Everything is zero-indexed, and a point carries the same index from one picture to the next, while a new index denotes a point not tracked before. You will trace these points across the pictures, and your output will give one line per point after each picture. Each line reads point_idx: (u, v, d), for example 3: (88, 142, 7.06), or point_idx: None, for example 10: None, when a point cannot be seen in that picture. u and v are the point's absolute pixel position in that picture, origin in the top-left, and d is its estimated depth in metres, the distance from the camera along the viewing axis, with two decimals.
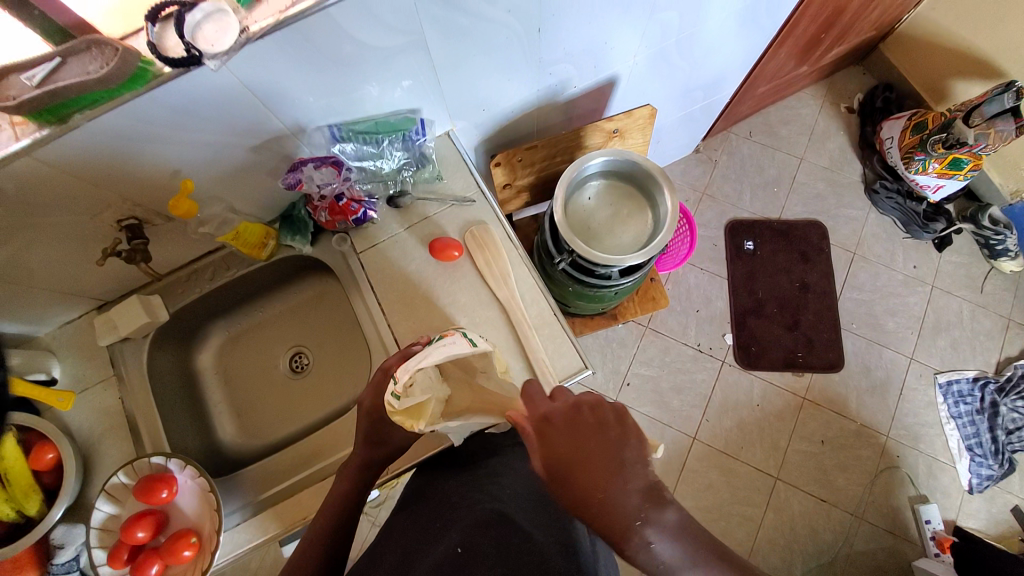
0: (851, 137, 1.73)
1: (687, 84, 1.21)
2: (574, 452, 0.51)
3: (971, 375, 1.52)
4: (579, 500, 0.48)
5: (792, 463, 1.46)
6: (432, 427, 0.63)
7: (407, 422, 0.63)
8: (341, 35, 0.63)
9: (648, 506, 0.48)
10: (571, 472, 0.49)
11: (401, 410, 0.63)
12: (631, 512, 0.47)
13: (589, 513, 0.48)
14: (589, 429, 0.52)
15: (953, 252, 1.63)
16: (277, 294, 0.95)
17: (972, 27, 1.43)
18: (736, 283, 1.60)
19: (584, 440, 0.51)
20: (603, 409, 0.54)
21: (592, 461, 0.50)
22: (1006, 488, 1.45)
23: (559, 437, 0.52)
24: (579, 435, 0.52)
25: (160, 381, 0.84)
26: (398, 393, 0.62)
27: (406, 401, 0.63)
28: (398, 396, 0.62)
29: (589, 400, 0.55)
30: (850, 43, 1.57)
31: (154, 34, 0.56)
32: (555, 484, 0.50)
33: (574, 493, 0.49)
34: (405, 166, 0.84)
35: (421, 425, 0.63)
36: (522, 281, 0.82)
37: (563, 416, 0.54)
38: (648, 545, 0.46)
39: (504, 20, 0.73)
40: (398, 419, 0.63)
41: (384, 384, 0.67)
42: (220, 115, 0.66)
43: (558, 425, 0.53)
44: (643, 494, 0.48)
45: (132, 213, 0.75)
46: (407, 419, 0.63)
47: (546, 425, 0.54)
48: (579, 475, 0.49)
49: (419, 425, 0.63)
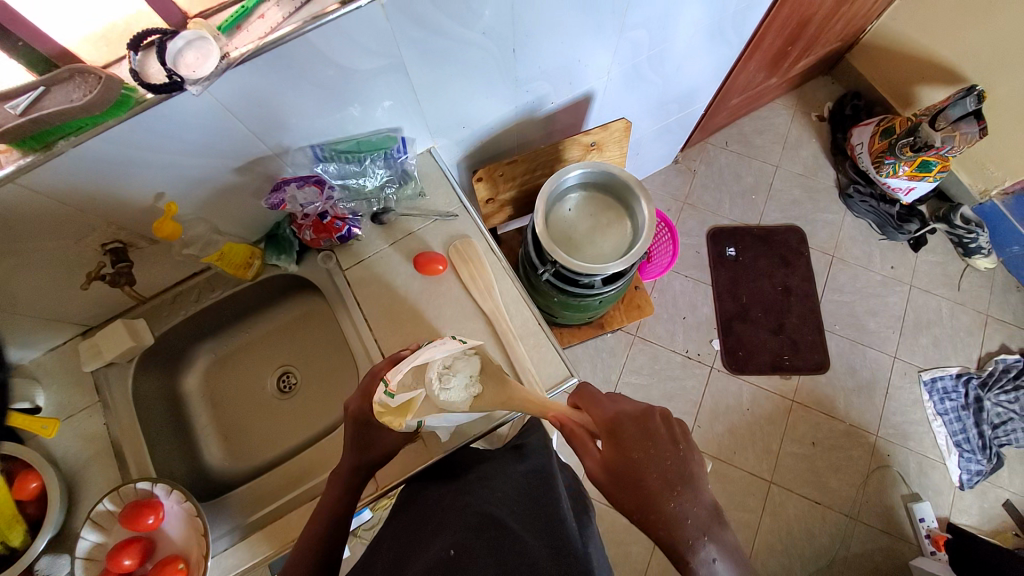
0: (823, 144, 1.79)
1: (662, 97, 1.25)
2: (643, 459, 0.53)
3: (954, 371, 1.55)
4: (642, 506, 0.51)
5: (784, 466, 1.46)
6: (421, 420, 0.65)
7: (394, 422, 0.64)
8: (321, 58, 0.65)
9: (713, 525, 0.50)
10: (637, 478, 0.52)
11: (390, 410, 0.65)
12: (696, 524, 0.49)
13: (652, 521, 0.50)
14: (660, 438, 0.55)
15: (928, 252, 1.67)
16: (264, 315, 0.96)
17: (932, 36, 1.50)
18: (720, 289, 1.62)
19: (654, 448, 0.54)
20: (673, 422, 0.56)
21: (663, 470, 0.52)
22: (996, 482, 1.47)
23: (631, 442, 0.55)
24: (650, 442, 0.54)
25: (145, 405, 0.83)
26: (390, 390, 0.65)
27: (396, 399, 0.65)
28: (389, 395, 0.65)
29: (660, 410, 0.57)
30: (817, 55, 1.63)
31: (137, 62, 0.58)
32: (618, 487, 0.53)
33: (640, 499, 0.51)
34: (388, 183, 0.86)
35: (411, 419, 0.64)
36: (506, 292, 0.83)
37: (634, 422, 0.57)
38: (710, 563, 0.48)
39: (479, 42, 0.76)
40: (387, 420, 0.64)
41: (371, 388, 0.67)
42: (205, 139, 0.68)
43: (631, 430, 0.56)
44: (708, 512, 0.50)
45: (117, 237, 0.75)
46: (397, 418, 0.65)
47: (618, 429, 0.57)
48: (646, 481, 0.52)
49: (408, 420, 0.64)
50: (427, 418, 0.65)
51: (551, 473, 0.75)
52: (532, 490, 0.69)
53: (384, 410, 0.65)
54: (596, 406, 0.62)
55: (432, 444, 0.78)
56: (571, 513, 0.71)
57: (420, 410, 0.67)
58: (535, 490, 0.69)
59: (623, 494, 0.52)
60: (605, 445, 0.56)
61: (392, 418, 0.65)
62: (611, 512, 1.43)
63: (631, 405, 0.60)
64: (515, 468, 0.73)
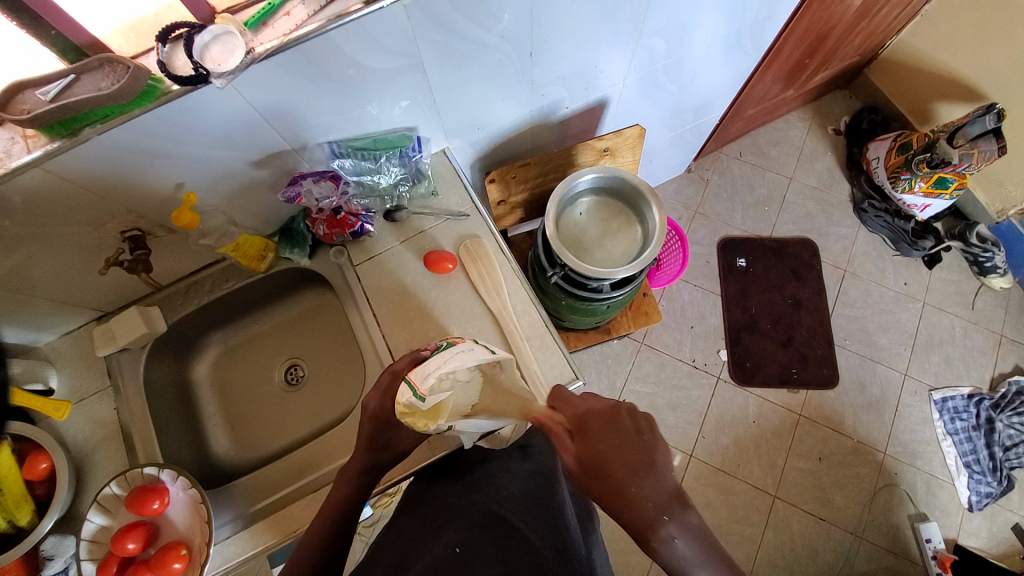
0: (838, 157, 1.78)
1: (678, 105, 1.25)
2: (608, 448, 0.54)
3: (965, 391, 1.52)
4: (609, 495, 0.51)
5: (789, 480, 1.45)
6: (449, 427, 0.62)
7: (420, 424, 0.63)
8: (343, 56, 0.66)
9: (675, 506, 0.50)
10: (603, 466, 0.52)
11: (416, 412, 0.63)
12: (658, 506, 0.50)
13: (619, 507, 0.50)
14: (626, 430, 0.55)
15: (942, 269, 1.65)
16: (274, 307, 0.97)
17: (954, 52, 1.49)
18: (730, 300, 1.61)
19: (620, 440, 0.54)
20: (639, 415, 0.57)
21: (626, 459, 0.53)
22: (1006, 506, 1.44)
23: (597, 435, 0.55)
24: (617, 434, 0.55)
25: (155, 392, 0.85)
26: (421, 396, 0.62)
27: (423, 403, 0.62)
28: (417, 397, 0.62)
29: (626, 404, 0.58)
30: (835, 68, 1.62)
31: (165, 54, 0.60)
32: (585, 479, 0.53)
33: (604, 486, 0.51)
34: (402, 181, 0.87)
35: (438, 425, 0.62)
36: (515, 293, 0.83)
37: (602, 416, 0.58)
38: (669, 540, 0.49)
39: (498, 45, 0.77)
40: (410, 421, 0.63)
41: (394, 387, 0.67)
42: (225, 132, 0.69)
43: (598, 426, 0.57)
44: (671, 494, 0.51)
45: (135, 225, 0.77)
46: (422, 420, 0.63)
47: (587, 424, 0.57)
48: (610, 471, 0.52)
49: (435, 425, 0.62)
50: (456, 426, 0.62)
51: (556, 476, 0.76)
52: (537, 491, 0.70)
53: (408, 410, 0.63)
54: (567, 405, 0.63)
55: (438, 440, 0.78)
56: (575, 518, 0.71)
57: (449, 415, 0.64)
58: (542, 492, 0.70)
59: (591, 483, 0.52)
60: (573, 439, 0.57)
61: (415, 419, 0.63)
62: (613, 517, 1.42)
63: (600, 403, 0.61)
64: (519, 467, 0.74)
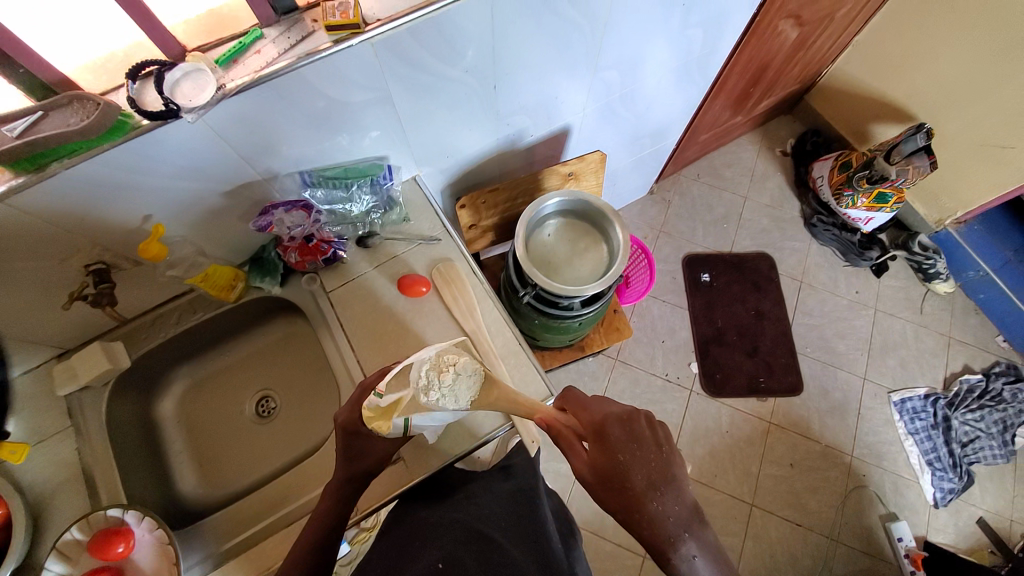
0: (787, 177, 1.90)
1: (636, 131, 1.33)
2: (629, 460, 0.55)
3: (922, 392, 1.61)
4: (628, 508, 0.53)
5: (765, 487, 1.48)
6: (409, 417, 0.65)
7: (382, 424, 0.65)
8: (314, 92, 0.69)
9: (694, 523, 0.52)
10: (623, 478, 0.54)
11: (379, 414, 0.65)
12: (679, 524, 0.52)
13: (640, 523, 0.52)
14: (645, 440, 0.57)
15: (890, 277, 1.76)
16: (245, 336, 0.96)
17: (882, 79, 1.63)
18: (697, 314, 1.68)
19: (639, 451, 0.56)
20: (656, 425, 0.59)
21: (646, 470, 0.55)
22: (969, 500, 1.50)
23: (616, 444, 0.57)
24: (636, 445, 0.57)
25: (118, 429, 0.82)
26: (379, 391, 0.66)
27: (382, 398, 0.66)
28: (377, 395, 0.66)
29: (644, 414, 0.59)
30: (779, 95, 1.75)
31: (134, 90, 0.61)
32: (601, 487, 0.56)
33: (623, 498, 0.54)
34: (374, 209, 0.89)
35: (398, 417, 0.65)
36: (488, 313, 0.86)
37: (620, 424, 0.59)
38: (689, 559, 0.51)
39: (462, 78, 0.81)
40: (375, 423, 0.65)
41: (361, 399, 0.68)
42: (196, 165, 0.71)
43: (617, 432, 0.58)
44: (689, 510, 0.53)
45: (100, 258, 0.76)
46: (383, 420, 0.65)
47: (605, 431, 0.59)
48: (629, 482, 0.54)
49: (395, 417, 0.65)
50: (415, 415, 0.65)
51: (536, 491, 0.77)
52: (520, 510, 0.70)
53: (372, 415, 0.65)
54: (583, 410, 0.64)
55: (414, 464, 0.77)
56: (557, 536, 0.72)
57: (408, 410, 0.66)
58: (523, 511, 0.71)
59: (609, 493, 0.55)
60: (593, 446, 0.58)
61: (378, 420, 0.65)
62: (596, 537, 1.41)
63: (617, 408, 0.62)
64: (501, 487, 0.74)
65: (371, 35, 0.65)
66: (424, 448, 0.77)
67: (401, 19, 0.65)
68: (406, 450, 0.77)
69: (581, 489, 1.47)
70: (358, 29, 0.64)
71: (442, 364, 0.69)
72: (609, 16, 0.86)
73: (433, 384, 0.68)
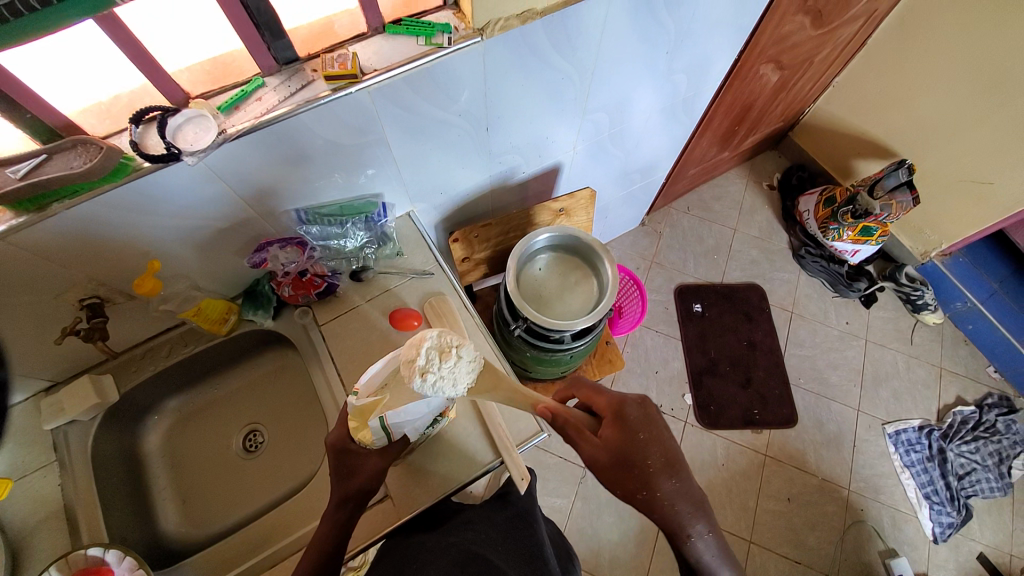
0: (775, 210, 1.94)
1: (626, 168, 1.37)
2: (647, 441, 0.58)
3: (916, 424, 1.60)
4: (644, 486, 0.56)
5: (762, 523, 1.46)
6: (384, 417, 0.60)
7: (363, 429, 0.64)
8: (310, 135, 0.72)
9: (703, 506, 0.56)
10: (641, 457, 0.57)
11: (361, 421, 0.64)
12: (690, 503, 0.56)
13: (656, 501, 0.55)
14: (659, 424, 0.60)
15: (879, 308, 1.79)
16: (236, 371, 0.96)
17: (861, 118, 1.70)
18: (689, 345, 1.69)
19: (654, 434, 0.59)
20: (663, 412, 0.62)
21: (661, 452, 0.58)
22: (969, 535, 1.48)
23: (634, 424, 0.60)
24: (652, 427, 0.60)
25: (103, 463, 0.81)
26: (356, 394, 0.64)
27: (359, 401, 0.63)
28: (356, 395, 0.64)
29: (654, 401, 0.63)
30: (763, 132, 1.82)
31: (137, 134, 0.63)
32: (616, 467, 0.58)
33: (640, 477, 0.56)
34: (367, 244, 0.91)
35: (374, 417, 0.60)
36: (479, 347, 0.86)
37: (636, 408, 0.62)
38: (699, 537, 0.55)
39: (455, 121, 0.85)
40: (359, 430, 0.64)
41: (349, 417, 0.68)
42: (194, 203, 0.72)
43: (634, 416, 0.61)
44: (698, 493, 0.57)
45: (96, 292, 0.77)
46: (363, 426, 0.64)
47: (622, 414, 0.61)
48: (645, 462, 0.57)
49: (369, 419, 0.61)
50: (389, 414, 0.60)
51: (532, 516, 0.78)
52: (516, 532, 0.73)
53: (356, 423, 0.64)
54: (599, 394, 0.65)
55: (403, 504, 0.75)
56: (552, 558, 0.75)
57: (378, 412, 0.61)
58: (519, 534, 0.72)
59: (626, 471, 0.57)
60: (609, 428, 0.60)
61: (361, 428, 0.64)
62: None
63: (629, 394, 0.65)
64: (497, 514, 0.75)
65: (368, 84, 0.68)
66: (414, 483, 0.76)
67: (396, 70, 0.69)
68: (394, 488, 0.76)
69: (576, 525, 1.44)
70: (356, 79, 0.67)
71: (441, 346, 0.63)
72: (596, 63, 0.90)
73: (432, 366, 0.61)
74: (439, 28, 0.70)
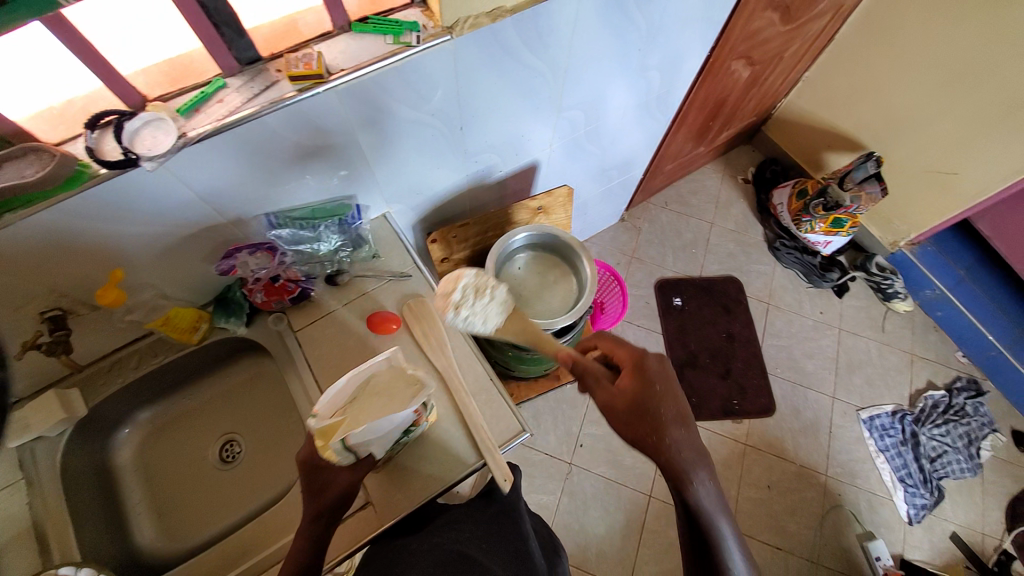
0: (750, 203, 1.98)
1: (603, 164, 1.38)
2: (662, 393, 0.66)
3: (889, 409, 1.65)
4: (657, 435, 0.64)
5: (744, 511, 1.49)
6: (345, 438, 0.59)
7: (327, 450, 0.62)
8: (277, 137, 0.70)
9: (704, 459, 0.64)
10: (657, 409, 0.65)
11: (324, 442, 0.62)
12: (694, 455, 0.63)
13: (668, 453, 0.63)
14: (673, 380, 0.68)
15: (852, 297, 1.83)
16: (210, 380, 0.93)
17: (830, 111, 1.74)
18: (670, 338, 1.71)
19: (669, 389, 0.67)
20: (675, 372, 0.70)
21: (672, 405, 0.66)
22: (942, 516, 1.53)
23: (652, 378, 0.67)
24: (667, 381, 0.67)
25: (72, 480, 0.78)
26: (316, 417, 0.62)
27: (320, 423, 0.61)
28: (316, 417, 0.62)
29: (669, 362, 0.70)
30: (737, 127, 1.85)
31: (93, 140, 0.61)
32: (631, 412, 0.66)
33: (654, 425, 0.64)
34: (342, 247, 0.89)
35: (335, 439, 0.59)
36: (458, 349, 0.86)
37: (655, 364, 0.69)
38: (698, 485, 0.63)
39: (429, 121, 0.84)
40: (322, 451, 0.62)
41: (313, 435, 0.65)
42: (158, 209, 0.70)
43: (653, 371, 0.68)
44: (701, 447, 0.64)
45: (58, 303, 0.74)
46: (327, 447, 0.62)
47: (642, 368, 0.68)
48: (661, 411, 0.65)
49: (331, 441, 0.60)
50: (352, 433, 0.59)
51: (518, 511, 0.77)
52: (500, 528, 0.73)
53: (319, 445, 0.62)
54: (619, 348, 0.73)
55: (384, 510, 0.73)
56: (538, 551, 0.75)
57: (340, 433, 0.60)
58: (502, 530, 0.72)
59: (642, 419, 0.65)
60: (628, 378, 0.68)
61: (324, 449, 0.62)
62: (580, 571, 1.39)
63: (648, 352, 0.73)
64: (482, 513, 0.75)
65: (335, 85, 0.67)
66: (395, 489, 0.75)
67: (364, 70, 0.68)
68: (376, 495, 0.75)
69: (563, 521, 1.45)
70: (322, 79, 0.66)
71: (478, 284, 0.86)
72: (569, 60, 0.90)
73: (466, 300, 0.84)
74: (407, 26, 0.69)
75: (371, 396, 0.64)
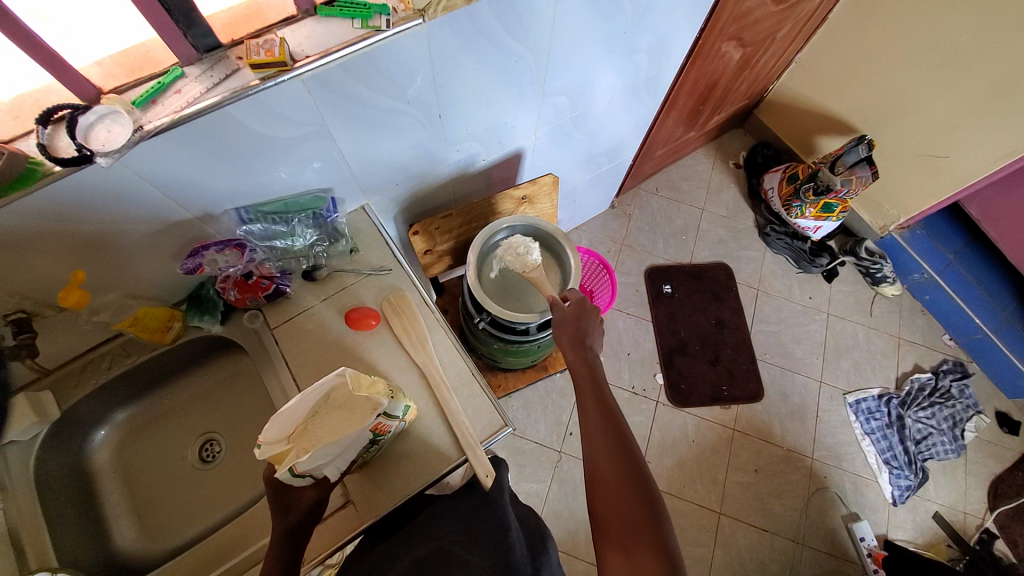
0: (741, 188, 1.96)
1: (591, 151, 1.35)
2: (582, 313, 0.83)
3: (875, 392, 1.67)
4: (573, 339, 0.81)
5: (731, 495, 1.50)
6: (292, 468, 0.58)
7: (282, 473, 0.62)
8: (241, 129, 0.67)
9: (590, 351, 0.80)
10: (583, 328, 0.82)
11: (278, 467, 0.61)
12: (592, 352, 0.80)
13: (588, 358, 0.79)
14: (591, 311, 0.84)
15: (841, 282, 1.83)
16: (187, 379, 0.92)
17: (823, 94, 1.71)
18: (660, 325, 1.71)
19: (588, 313, 0.83)
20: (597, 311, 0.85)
21: (586, 323, 0.82)
22: (925, 496, 1.56)
23: (586, 312, 0.83)
24: (587, 310, 0.84)
25: (46, 483, 0.77)
26: (263, 449, 0.60)
27: (269, 452, 0.60)
28: (262, 448, 0.60)
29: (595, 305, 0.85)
30: (728, 110, 1.81)
31: (44, 136, 0.57)
32: (560, 323, 0.84)
33: (573, 331, 0.82)
34: (318, 242, 0.87)
35: (282, 470, 0.58)
36: (440, 344, 0.84)
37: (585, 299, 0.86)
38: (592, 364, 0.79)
39: (405, 109, 0.81)
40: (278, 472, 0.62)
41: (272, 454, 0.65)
42: (120, 204, 0.67)
43: (581, 303, 0.85)
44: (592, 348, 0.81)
45: (20, 306, 0.72)
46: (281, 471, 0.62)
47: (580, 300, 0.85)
48: (580, 323, 0.83)
49: (280, 473, 0.59)
50: (299, 464, 0.58)
51: (499, 501, 0.72)
52: (481, 516, 0.69)
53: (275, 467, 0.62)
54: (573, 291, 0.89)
55: (364, 508, 0.73)
56: (521, 539, 0.70)
57: (288, 464, 0.59)
58: (483, 517, 0.69)
59: (571, 334, 0.82)
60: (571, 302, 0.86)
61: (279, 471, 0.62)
62: (570, 556, 1.41)
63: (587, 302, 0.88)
64: (465, 504, 0.73)
65: (301, 72, 0.64)
66: (375, 488, 0.74)
67: (332, 55, 0.64)
68: (355, 494, 0.74)
69: (553, 509, 1.46)
70: (286, 66, 0.62)
71: (514, 245, 0.96)
72: (552, 45, 0.87)
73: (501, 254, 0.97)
74: (376, 9, 0.66)
75: (324, 417, 0.62)
